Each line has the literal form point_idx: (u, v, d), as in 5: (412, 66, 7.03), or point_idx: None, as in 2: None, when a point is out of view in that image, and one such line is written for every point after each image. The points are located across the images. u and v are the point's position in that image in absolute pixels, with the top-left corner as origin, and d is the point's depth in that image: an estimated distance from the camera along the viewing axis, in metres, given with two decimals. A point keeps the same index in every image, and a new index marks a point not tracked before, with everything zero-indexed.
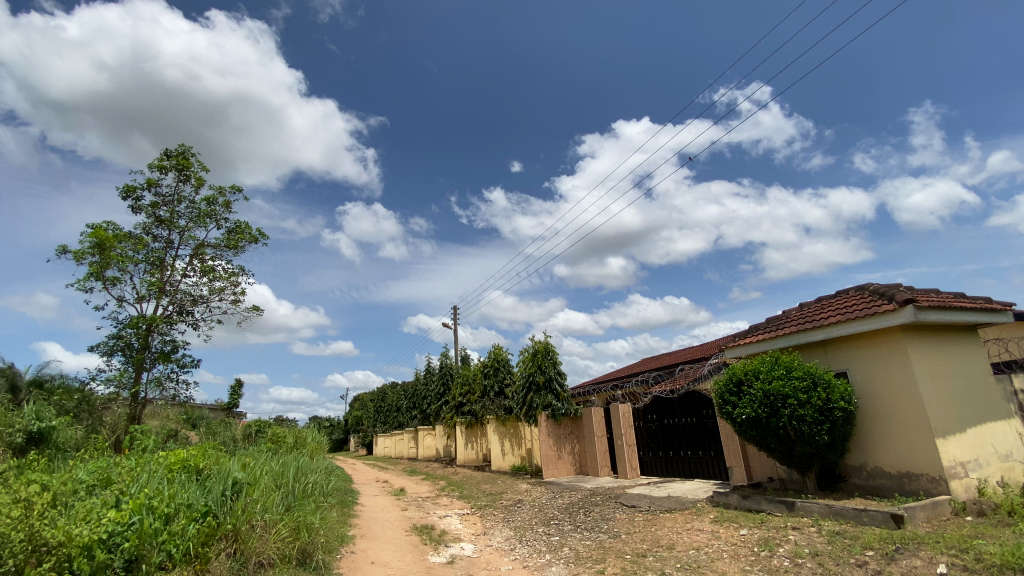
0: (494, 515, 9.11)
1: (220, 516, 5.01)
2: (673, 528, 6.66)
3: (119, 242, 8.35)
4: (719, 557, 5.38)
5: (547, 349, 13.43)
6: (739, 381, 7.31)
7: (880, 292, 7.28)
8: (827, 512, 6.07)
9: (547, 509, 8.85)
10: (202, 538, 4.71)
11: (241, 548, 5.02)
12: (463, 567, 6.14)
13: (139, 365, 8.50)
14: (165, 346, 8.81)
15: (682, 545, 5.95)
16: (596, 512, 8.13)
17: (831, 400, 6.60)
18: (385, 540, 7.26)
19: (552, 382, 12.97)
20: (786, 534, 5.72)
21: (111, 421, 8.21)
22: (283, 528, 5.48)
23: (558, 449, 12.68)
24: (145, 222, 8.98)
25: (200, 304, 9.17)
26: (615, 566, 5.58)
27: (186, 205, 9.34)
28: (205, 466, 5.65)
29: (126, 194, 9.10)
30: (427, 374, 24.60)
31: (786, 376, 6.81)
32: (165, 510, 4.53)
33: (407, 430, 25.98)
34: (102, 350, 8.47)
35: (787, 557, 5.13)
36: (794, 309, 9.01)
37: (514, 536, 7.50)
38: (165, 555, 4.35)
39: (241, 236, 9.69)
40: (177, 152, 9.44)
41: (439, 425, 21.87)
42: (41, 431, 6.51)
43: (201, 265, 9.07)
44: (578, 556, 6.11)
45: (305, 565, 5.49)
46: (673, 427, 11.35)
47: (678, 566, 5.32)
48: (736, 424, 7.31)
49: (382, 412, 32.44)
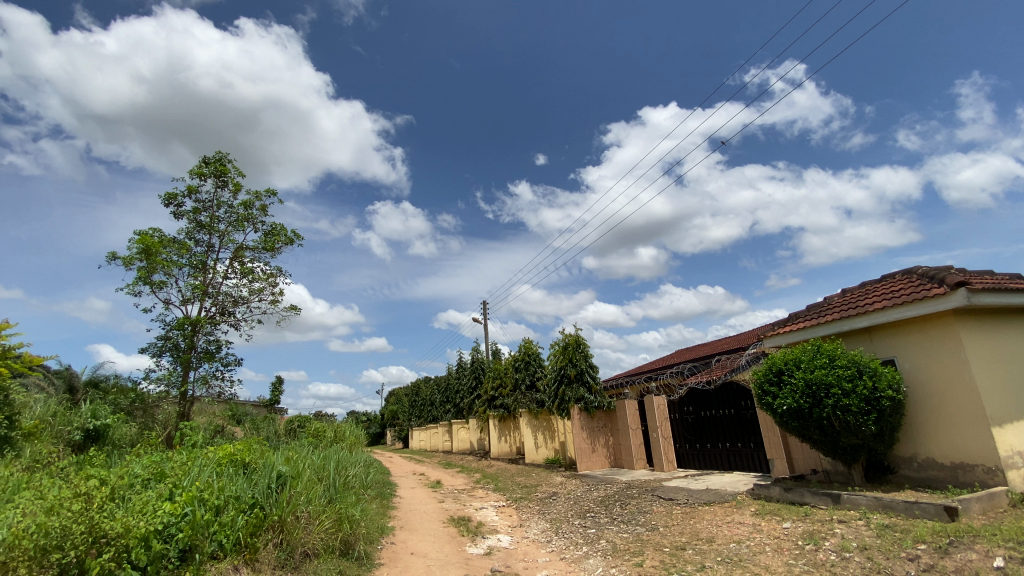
0: (530, 507, 9.15)
1: (266, 508, 5.23)
2: (713, 521, 6.53)
3: (164, 247, 8.73)
4: (761, 551, 5.25)
5: (578, 342, 13.36)
6: (779, 370, 7.08)
7: (930, 275, 6.91)
8: (876, 505, 5.84)
9: (583, 501, 8.84)
10: (251, 528, 4.95)
11: (288, 539, 5.21)
12: (500, 558, 6.19)
13: (186, 364, 8.88)
14: (209, 346, 9.18)
15: (722, 538, 5.83)
16: (633, 504, 8.05)
17: (878, 389, 6.33)
18: (424, 531, 7.39)
19: (584, 374, 12.91)
20: (832, 528, 5.53)
21: (162, 418, 8.60)
22: (326, 519, 5.62)
23: (592, 442, 12.62)
24: (187, 228, 9.34)
25: (241, 304, 9.50)
26: (653, 559, 5.52)
27: (224, 209, 9.67)
28: (251, 461, 5.87)
29: (168, 201, 9.48)
30: (459, 369, 24.88)
31: (829, 365, 6.56)
32: (215, 502, 4.75)
33: (442, 424, 26.34)
34: (152, 351, 8.87)
35: (833, 551, 4.97)
36: (836, 296, 8.66)
37: (550, 528, 7.51)
38: (216, 544, 4.59)
39: (278, 238, 9.97)
40: (215, 159, 9.76)
41: (472, 418, 22.10)
42: (97, 428, 6.90)
43: (241, 267, 9.39)
44: (615, 548, 6.08)
45: (348, 555, 5.64)
46: (711, 419, 11.12)
47: (718, 559, 5.23)
48: (777, 415, 7.09)
49: (417, 407, 33.00)
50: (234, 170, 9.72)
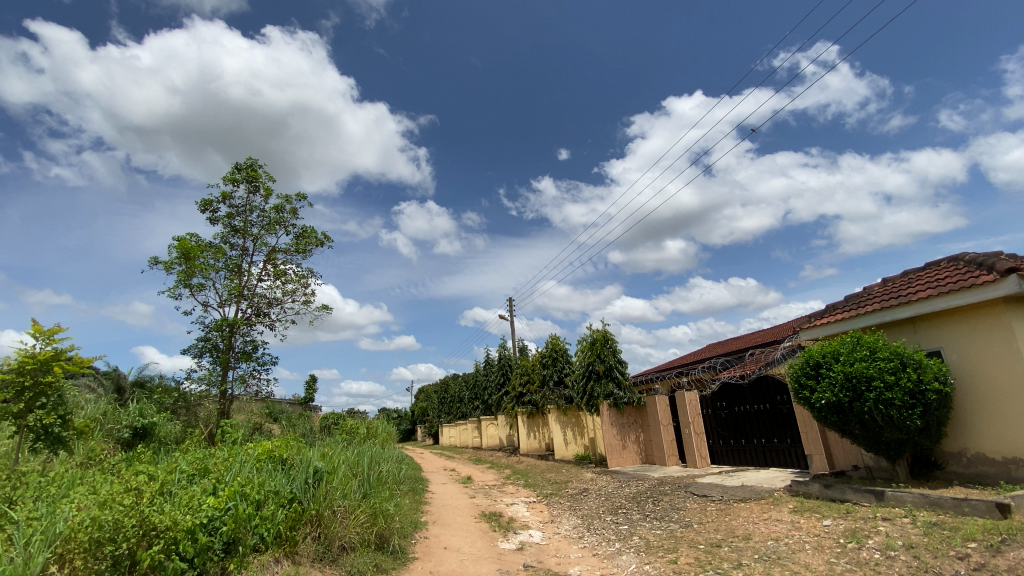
0: (560, 503, 9.15)
1: (304, 502, 5.39)
2: (749, 518, 6.39)
3: (202, 251, 9.05)
4: (800, 549, 5.11)
5: (606, 337, 13.26)
6: (817, 363, 6.85)
7: (978, 262, 6.57)
8: (922, 502, 5.59)
9: (614, 498, 8.78)
10: (290, 522, 5.12)
11: (325, 532, 5.36)
12: (533, 553, 6.21)
13: (225, 364, 9.19)
14: (246, 346, 9.48)
15: (760, 536, 5.69)
16: (666, 501, 7.95)
17: (924, 381, 6.05)
18: (456, 526, 7.48)
19: (613, 370, 12.79)
20: (875, 526, 5.33)
21: (204, 416, 8.92)
22: (361, 514, 5.72)
23: (622, 438, 12.51)
24: (223, 232, 9.65)
25: (276, 306, 9.77)
26: (688, 556, 5.44)
27: (257, 213, 9.95)
28: (288, 457, 6.03)
29: (204, 207, 9.82)
30: (487, 365, 25.04)
31: (870, 358, 6.32)
32: (256, 496, 4.91)
33: (471, 421, 26.57)
34: (193, 352, 9.21)
35: (877, 549, 4.79)
36: (877, 285, 8.32)
37: (582, 524, 7.49)
38: (258, 537, 4.77)
39: (309, 240, 10.22)
40: (246, 165, 10.05)
41: (500, 415, 22.23)
42: (144, 426, 7.23)
43: (274, 269, 9.66)
44: (648, 545, 6.02)
45: (383, 549, 5.76)
46: (745, 414, 10.86)
47: (756, 557, 5.11)
48: (815, 410, 6.88)
49: (446, 403, 33.34)
50: (266, 175, 9.98)
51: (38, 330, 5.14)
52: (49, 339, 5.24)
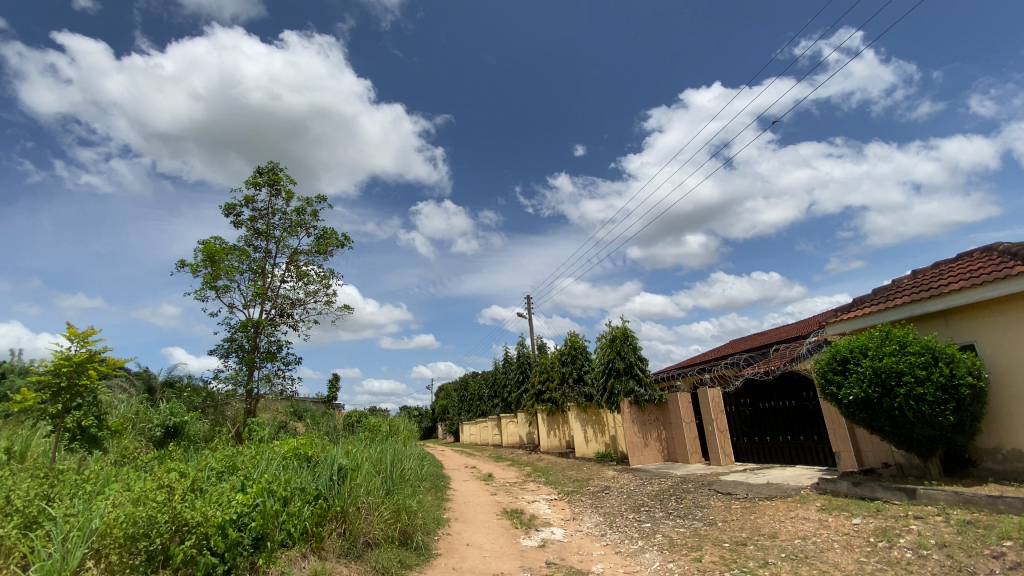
0: (582, 501, 9.12)
1: (329, 499, 5.49)
2: (775, 516, 6.28)
3: (226, 254, 9.27)
4: (829, 548, 4.99)
5: (626, 334, 13.17)
6: (844, 358, 6.68)
7: (1013, 252, 6.33)
8: (956, 500, 5.41)
9: (636, 495, 8.71)
10: (316, 518, 5.21)
11: (350, 529, 5.44)
12: (555, 551, 6.21)
13: (251, 364, 9.40)
14: (271, 346, 9.66)
15: (786, 534, 5.59)
16: (689, 499, 7.87)
17: (957, 376, 5.85)
18: (478, 523, 7.52)
19: (633, 367, 12.68)
20: (907, 524, 5.18)
21: (231, 415, 9.14)
22: (385, 510, 5.79)
23: (644, 435, 12.40)
24: (246, 235, 9.86)
25: (299, 306, 9.95)
26: (713, 554, 5.37)
27: (279, 216, 10.14)
28: (314, 454, 6.15)
29: (228, 211, 10.04)
30: (506, 364, 25.11)
31: (899, 352, 6.13)
32: (283, 493, 5.02)
33: (491, 418, 26.67)
34: (220, 352, 9.43)
35: (909, 548, 4.66)
36: (907, 278, 8.08)
37: (604, 522, 7.46)
38: (286, 533, 4.88)
39: (330, 241, 10.37)
40: (268, 169, 10.24)
41: (520, 412, 22.25)
42: (174, 425, 7.45)
43: (297, 270, 9.83)
44: (672, 543, 5.97)
45: (407, 545, 5.82)
46: (770, 411, 10.67)
47: (783, 556, 5.02)
48: (842, 406, 6.72)
49: (466, 401, 33.55)
50: (287, 178, 10.15)
51: (73, 332, 5.34)
52: (84, 341, 5.43)
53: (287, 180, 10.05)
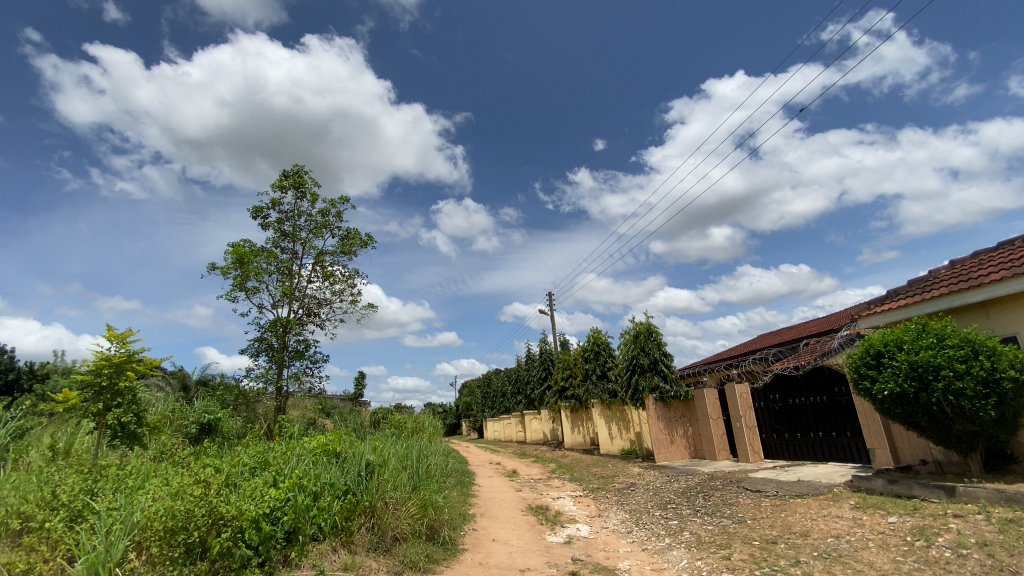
0: (607, 497, 9.08)
1: (358, 494, 5.60)
2: (807, 513, 6.14)
3: (255, 256, 9.51)
4: (863, 547, 4.86)
5: (650, 330, 13.05)
6: (878, 353, 6.48)
7: None
8: (997, 497, 5.21)
9: (663, 492, 8.62)
10: (345, 513, 5.34)
11: (378, 523, 5.54)
12: (580, 547, 6.21)
13: (280, 362, 9.63)
14: (299, 345, 9.89)
15: (818, 532, 5.46)
16: (717, 496, 7.75)
17: (998, 369, 5.59)
18: (504, 519, 7.56)
19: (658, 363, 12.55)
20: (946, 523, 5.00)
21: (262, 412, 9.39)
22: (411, 505, 5.86)
23: (670, 432, 12.26)
24: (274, 237, 10.09)
25: (325, 305, 10.15)
26: (742, 552, 5.29)
27: (305, 218, 10.34)
28: (342, 450, 6.27)
29: (256, 214, 10.29)
30: (529, 360, 25.14)
31: (937, 346, 5.90)
32: (314, 488, 5.15)
33: (514, 415, 26.74)
34: (250, 351, 9.68)
35: (948, 547, 4.50)
36: (944, 269, 7.78)
37: (629, 519, 7.41)
38: (317, 527, 5.00)
39: (354, 242, 10.53)
40: (293, 172, 10.46)
41: (543, 409, 22.25)
42: (209, 422, 7.71)
43: (323, 271, 10.03)
44: (700, 540, 5.89)
45: (433, 540, 5.90)
46: (800, 407, 10.44)
47: (815, 554, 4.90)
48: (877, 401, 6.52)
49: (489, 398, 33.71)
50: (311, 180, 10.35)
51: (113, 334, 5.57)
52: (122, 342, 5.65)
53: (311, 182, 10.24)
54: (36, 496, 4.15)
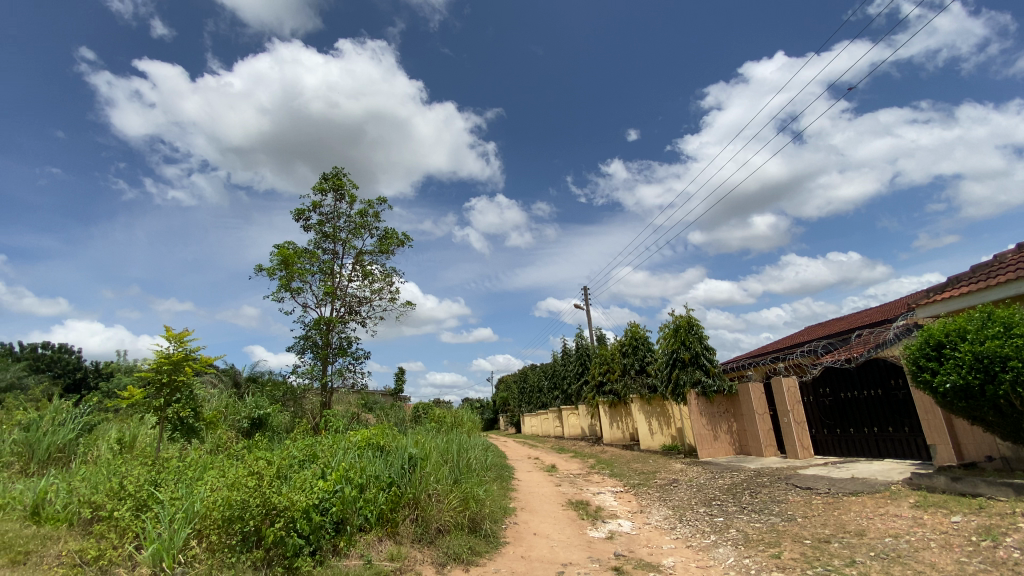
0: (649, 493, 8.95)
1: (402, 486, 5.73)
2: (862, 512, 5.87)
3: (298, 257, 9.84)
4: (925, 547, 4.60)
5: (690, 323, 12.76)
6: (939, 343, 6.10)
7: None
8: None
9: (707, 489, 8.43)
10: (391, 504, 5.49)
11: (422, 515, 5.66)
12: (623, 543, 6.16)
13: (325, 359, 9.94)
14: (342, 342, 10.18)
15: (875, 532, 5.21)
16: (765, 493, 7.52)
17: None
18: (544, 513, 7.58)
19: (699, 357, 12.25)
20: (1015, 522, 4.68)
21: (308, 407, 9.65)
22: (453, 499, 5.94)
23: (713, 428, 11.96)
24: (315, 238, 10.42)
25: (365, 304, 10.40)
26: (792, 550, 5.11)
27: (344, 219, 10.62)
28: (386, 443, 6.42)
29: (299, 216, 10.63)
30: (565, 356, 25.04)
31: (1004, 336, 5.48)
32: (360, 481, 5.30)
33: (552, 410, 26.70)
34: (296, 348, 10.04)
35: (1017, 548, 4.21)
36: (1011, 252, 7.26)
37: (673, 515, 7.28)
38: (363, 518, 5.16)
39: (391, 241, 10.74)
40: (333, 175, 10.75)
41: (581, 404, 22.12)
42: (260, 417, 8.06)
43: (362, 270, 10.27)
44: (747, 538, 5.73)
45: (476, 532, 5.97)
46: (853, 401, 9.99)
47: (871, 554, 4.69)
48: (938, 394, 6.16)
49: (526, 393, 33.80)
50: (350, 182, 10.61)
51: (171, 334, 5.89)
52: (180, 341, 5.97)
53: (350, 184, 10.49)
54: (106, 487, 4.44)
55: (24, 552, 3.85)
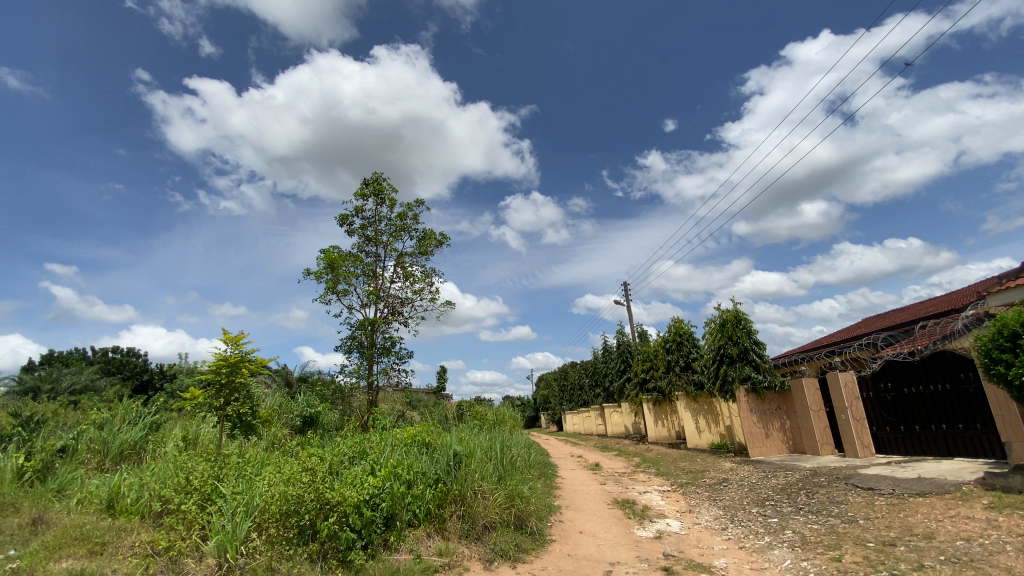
0: (698, 493, 8.72)
1: (448, 483, 5.82)
2: (931, 514, 5.50)
3: (344, 260, 10.15)
4: (1000, 551, 4.28)
5: (738, 318, 12.30)
6: (1015, 334, 5.63)
7: None
8: None
9: (760, 489, 8.12)
10: (438, 501, 5.60)
11: (469, 512, 5.73)
12: (672, 543, 6.04)
13: (370, 359, 10.22)
14: (386, 342, 10.45)
15: (945, 535, 4.88)
16: (822, 494, 7.17)
17: None
18: (590, 512, 7.52)
19: (748, 353, 11.82)
20: None
21: (356, 405, 9.93)
22: (498, 495, 5.98)
23: (764, 425, 11.53)
24: (359, 242, 10.71)
25: (408, 304, 10.62)
26: (855, 554, 4.86)
27: (385, 222, 10.87)
28: (431, 441, 6.54)
29: (342, 221, 10.97)
30: (606, 353, 24.71)
31: None
32: (407, 477, 5.42)
33: (594, 408, 26.43)
34: (343, 349, 10.37)
35: None
36: None
37: (724, 515, 7.07)
38: (412, 513, 5.30)
39: (430, 242, 10.91)
40: (373, 180, 11.02)
41: (624, 402, 21.78)
42: (311, 415, 8.38)
43: (404, 271, 10.49)
44: (804, 540, 5.49)
45: (521, 530, 5.98)
46: (917, 397, 9.39)
47: (942, 558, 4.40)
48: (1015, 388, 5.70)
49: (567, 391, 33.58)
50: (389, 187, 10.86)
51: (227, 337, 6.21)
52: (236, 344, 6.28)
53: (389, 188, 10.71)
54: (174, 481, 4.72)
55: (101, 543, 4.15)
